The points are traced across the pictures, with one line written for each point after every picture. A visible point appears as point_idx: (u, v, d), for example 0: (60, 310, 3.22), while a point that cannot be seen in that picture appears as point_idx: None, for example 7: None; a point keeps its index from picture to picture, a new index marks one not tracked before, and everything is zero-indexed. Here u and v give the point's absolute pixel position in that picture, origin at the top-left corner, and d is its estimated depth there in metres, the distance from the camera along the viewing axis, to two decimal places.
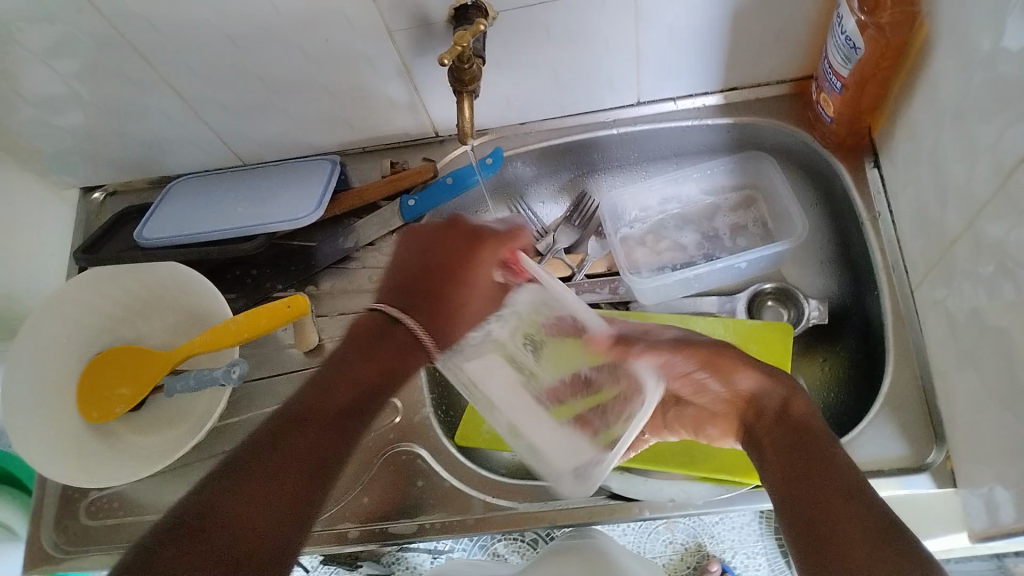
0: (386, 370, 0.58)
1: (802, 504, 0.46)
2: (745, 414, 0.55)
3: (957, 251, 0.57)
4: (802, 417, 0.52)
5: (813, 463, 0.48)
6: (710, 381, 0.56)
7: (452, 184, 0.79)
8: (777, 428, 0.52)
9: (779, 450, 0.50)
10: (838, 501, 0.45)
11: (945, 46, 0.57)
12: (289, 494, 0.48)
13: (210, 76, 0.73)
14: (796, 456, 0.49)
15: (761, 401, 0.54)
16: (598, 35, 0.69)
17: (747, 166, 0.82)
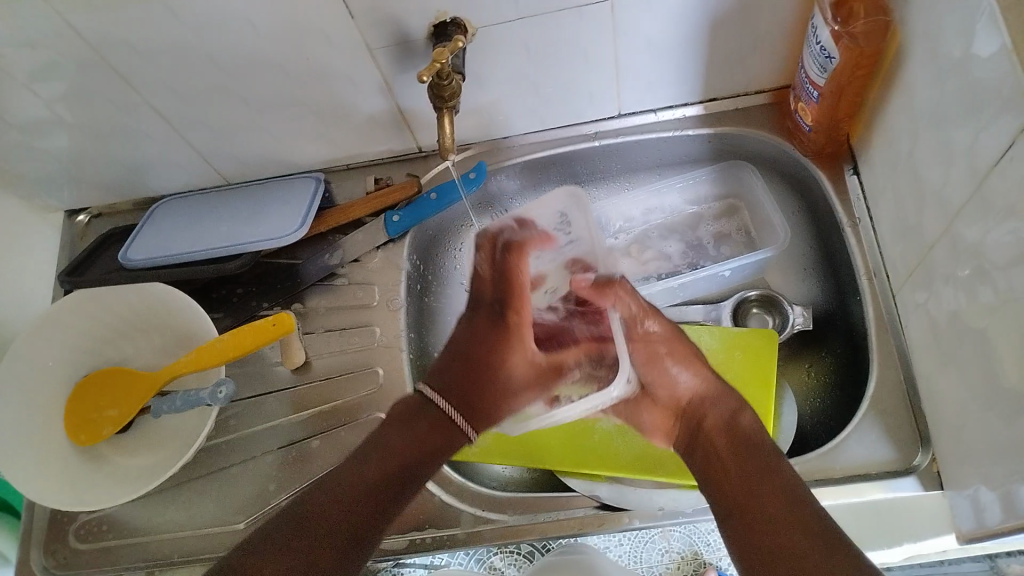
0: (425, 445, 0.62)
1: (757, 522, 0.51)
2: (691, 409, 0.61)
3: (936, 254, 0.58)
4: (747, 429, 0.58)
5: (760, 469, 0.54)
6: (667, 364, 0.62)
7: (437, 199, 0.79)
8: (725, 428, 0.58)
9: (732, 456, 0.56)
10: (781, 506, 0.51)
11: (918, 53, 0.58)
12: (327, 558, 0.54)
13: (192, 96, 0.73)
14: (744, 459, 0.55)
15: (707, 397, 0.61)
16: (577, 49, 0.70)
17: (728, 174, 0.83)
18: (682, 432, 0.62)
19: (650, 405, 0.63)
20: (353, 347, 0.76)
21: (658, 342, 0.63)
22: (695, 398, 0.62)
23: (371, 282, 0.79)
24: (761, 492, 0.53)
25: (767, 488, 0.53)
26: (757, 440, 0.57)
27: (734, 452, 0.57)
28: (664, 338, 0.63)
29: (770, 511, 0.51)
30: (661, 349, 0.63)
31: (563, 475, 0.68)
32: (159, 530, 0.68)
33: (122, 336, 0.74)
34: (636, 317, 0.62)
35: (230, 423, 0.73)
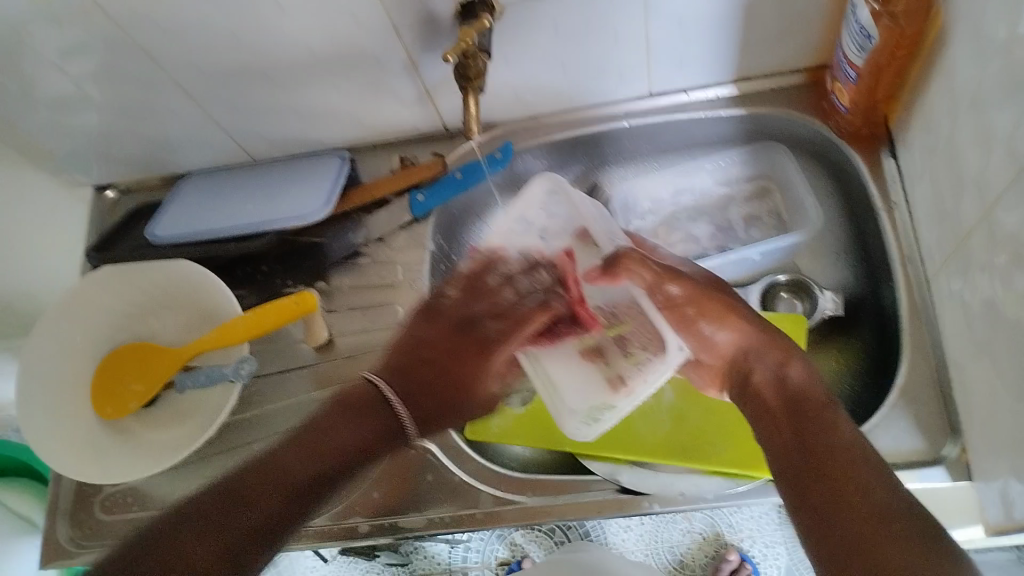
0: (377, 431, 0.61)
1: (808, 471, 0.46)
2: (737, 360, 0.57)
3: (973, 241, 0.56)
4: (799, 381, 0.53)
5: (812, 422, 0.49)
6: (704, 330, 0.60)
7: (462, 178, 0.78)
8: (775, 379, 0.54)
9: (782, 412, 0.51)
10: (847, 467, 0.45)
11: (960, 33, 0.56)
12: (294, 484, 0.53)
13: (219, 75, 0.73)
14: (795, 413, 0.50)
15: (752, 350, 0.57)
16: (607, 28, 0.69)
17: (761, 155, 0.81)
18: (733, 383, 0.57)
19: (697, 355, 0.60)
20: (374, 326, 0.76)
21: (684, 304, 0.62)
22: (738, 350, 0.58)
23: (396, 261, 0.79)
24: (823, 450, 0.47)
25: (828, 445, 0.47)
26: (808, 393, 0.52)
27: (783, 406, 0.52)
28: (690, 298, 0.62)
29: (838, 475, 0.45)
30: (688, 310, 0.61)
31: (583, 458, 0.67)
32: (181, 503, 0.69)
33: (143, 313, 0.75)
34: (654, 283, 0.64)
35: (252, 398, 0.74)
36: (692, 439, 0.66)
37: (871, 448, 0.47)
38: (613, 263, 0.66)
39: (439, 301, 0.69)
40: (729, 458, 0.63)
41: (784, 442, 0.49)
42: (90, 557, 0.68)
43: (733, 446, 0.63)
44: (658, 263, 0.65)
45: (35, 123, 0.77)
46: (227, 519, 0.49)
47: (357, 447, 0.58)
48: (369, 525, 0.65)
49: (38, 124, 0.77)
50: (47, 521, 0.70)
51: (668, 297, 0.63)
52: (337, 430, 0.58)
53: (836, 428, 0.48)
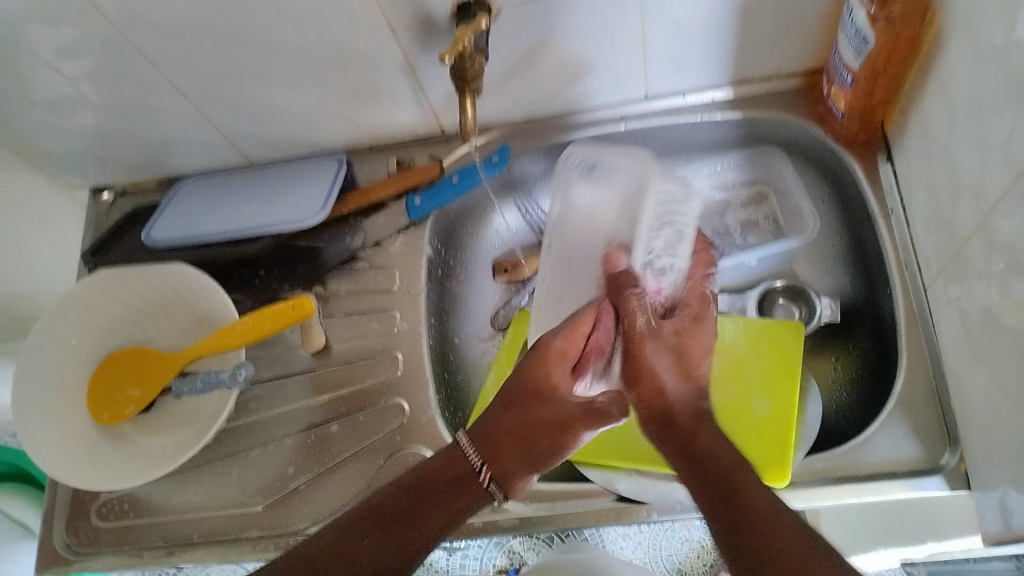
0: (459, 481, 0.58)
1: (732, 523, 0.48)
2: (691, 419, 0.56)
3: (970, 249, 0.56)
4: (711, 450, 0.53)
5: (728, 493, 0.50)
6: (647, 386, 0.58)
7: (458, 181, 0.77)
8: (715, 433, 0.55)
9: (702, 487, 0.52)
10: (768, 531, 0.46)
11: (957, 40, 0.56)
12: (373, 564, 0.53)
13: (213, 76, 0.72)
14: (711, 471, 0.52)
15: (706, 414, 0.56)
16: (603, 31, 0.68)
17: (758, 161, 0.81)
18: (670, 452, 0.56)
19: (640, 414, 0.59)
20: (371, 331, 0.76)
21: (646, 356, 0.58)
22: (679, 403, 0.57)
23: (393, 266, 0.78)
24: (743, 519, 0.48)
25: (746, 511, 0.48)
26: (723, 462, 0.52)
27: (705, 480, 0.52)
28: (653, 339, 0.59)
29: (762, 544, 0.46)
30: (665, 356, 0.58)
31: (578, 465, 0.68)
32: (179, 510, 0.69)
33: (140, 316, 0.74)
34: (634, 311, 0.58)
35: (250, 404, 0.73)
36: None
37: (787, 510, 0.47)
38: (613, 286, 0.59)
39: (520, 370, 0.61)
40: None
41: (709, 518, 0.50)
42: (92, 563, 0.68)
43: None
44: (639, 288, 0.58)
45: (30, 124, 0.77)
46: None
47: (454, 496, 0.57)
48: None
49: (33, 125, 0.77)
50: (44, 528, 0.70)
51: (641, 354, 0.59)
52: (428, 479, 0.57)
53: (751, 492, 0.49)
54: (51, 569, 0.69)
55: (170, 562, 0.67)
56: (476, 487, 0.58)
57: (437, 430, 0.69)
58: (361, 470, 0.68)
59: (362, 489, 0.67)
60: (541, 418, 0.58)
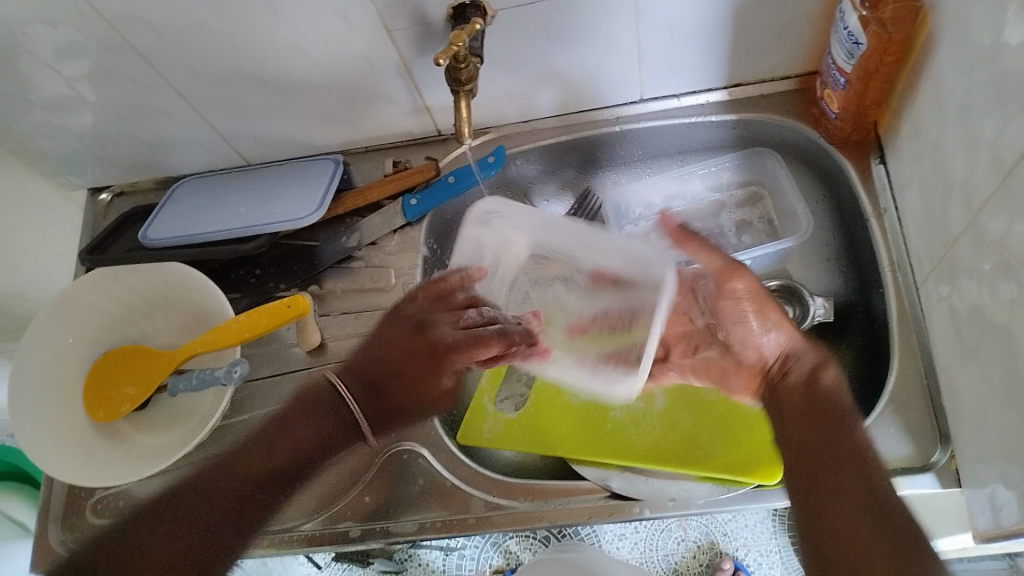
0: (323, 444, 0.64)
1: (819, 488, 0.55)
2: (774, 364, 0.63)
3: (960, 248, 0.57)
4: (828, 386, 0.61)
5: (829, 424, 0.59)
6: (738, 348, 0.64)
7: (454, 182, 0.78)
8: (806, 384, 0.62)
9: (796, 416, 0.60)
10: (845, 471, 0.55)
11: (947, 41, 0.57)
12: (235, 509, 0.59)
13: (211, 77, 0.73)
14: (815, 423, 0.59)
15: (788, 356, 0.63)
16: (598, 33, 0.69)
17: (751, 162, 0.81)
18: (765, 392, 0.64)
19: (730, 364, 0.66)
20: (367, 330, 0.76)
21: (742, 301, 0.62)
22: (783, 353, 0.63)
23: (388, 265, 0.79)
24: (838, 452, 0.56)
25: (833, 456, 0.57)
26: (832, 403, 0.60)
27: (802, 417, 0.60)
28: (754, 297, 0.61)
29: (837, 481, 0.55)
30: (749, 317, 0.62)
31: (574, 464, 0.68)
32: None
33: (135, 315, 0.75)
34: (723, 274, 0.61)
35: (244, 402, 0.74)
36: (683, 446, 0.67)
37: (876, 461, 0.55)
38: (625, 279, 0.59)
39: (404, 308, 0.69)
40: (718, 464, 0.64)
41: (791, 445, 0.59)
42: None
43: (724, 453, 0.64)
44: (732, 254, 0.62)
45: (29, 125, 0.77)
46: (160, 533, 0.56)
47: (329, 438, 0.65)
48: (361, 530, 0.65)
49: (32, 125, 0.77)
50: (38, 525, 0.70)
51: (731, 293, 0.61)
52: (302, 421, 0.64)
53: (840, 441, 0.57)
54: (43, 567, 0.68)
55: None
56: (355, 432, 0.66)
57: (431, 428, 0.70)
58: (354, 467, 0.68)
59: (356, 486, 0.67)
60: (414, 383, 0.68)
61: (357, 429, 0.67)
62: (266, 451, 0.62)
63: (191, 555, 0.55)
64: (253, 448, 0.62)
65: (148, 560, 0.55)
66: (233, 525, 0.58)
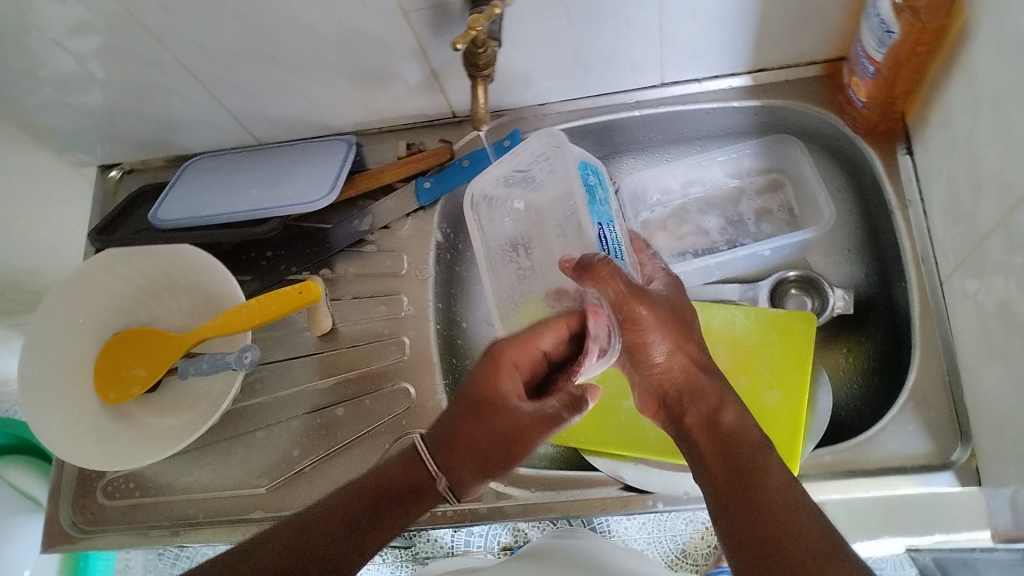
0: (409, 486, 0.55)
1: (739, 507, 0.47)
2: (671, 397, 0.53)
3: (990, 244, 0.55)
4: (733, 426, 0.51)
5: (746, 471, 0.48)
6: (650, 353, 0.54)
7: (468, 166, 0.77)
8: (708, 423, 0.51)
9: (719, 464, 0.49)
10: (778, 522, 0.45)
11: (983, 31, 0.55)
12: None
13: (223, 56, 0.71)
14: (725, 450, 0.50)
15: (689, 386, 0.53)
16: (620, 16, 0.67)
17: (773, 149, 0.80)
18: (670, 416, 0.54)
19: (638, 376, 0.56)
20: (379, 315, 0.75)
21: (644, 330, 0.53)
22: (674, 386, 0.53)
23: (402, 250, 0.78)
24: (765, 495, 0.47)
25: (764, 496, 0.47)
26: (744, 442, 0.50)
27: (721, 457, 0.49)
28: (653, 325, 0.53)
29: (766, 502, 0.46)
30: (652, 335, 0.53)
31: (585, 454, 0.67)
32: (184, 490, 0.69)
33: (146, 295, 0.74)
34: (620, 301, 0.53)
35: (255, 386, 0.73)
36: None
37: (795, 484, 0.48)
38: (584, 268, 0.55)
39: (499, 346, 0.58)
40: None
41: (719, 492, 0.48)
42: (95, 542, 0.68)
43: None
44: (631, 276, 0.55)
45: (37, 102, 0.76)
46: None
47: (407, 485, 0.55)
48: None
49: (41, 101, 0.76)
50: (49, 506, 0.70)
51: (636, 323, 0.53)
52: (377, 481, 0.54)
53: (761, 463, 0.49)
54: (55, 548, 0.69)
55: (175, 541, 0.67)
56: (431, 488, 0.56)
57: None
58: (365, 455, 0.68)
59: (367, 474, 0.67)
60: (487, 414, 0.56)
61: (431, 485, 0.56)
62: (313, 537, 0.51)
63: None
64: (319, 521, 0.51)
65: None
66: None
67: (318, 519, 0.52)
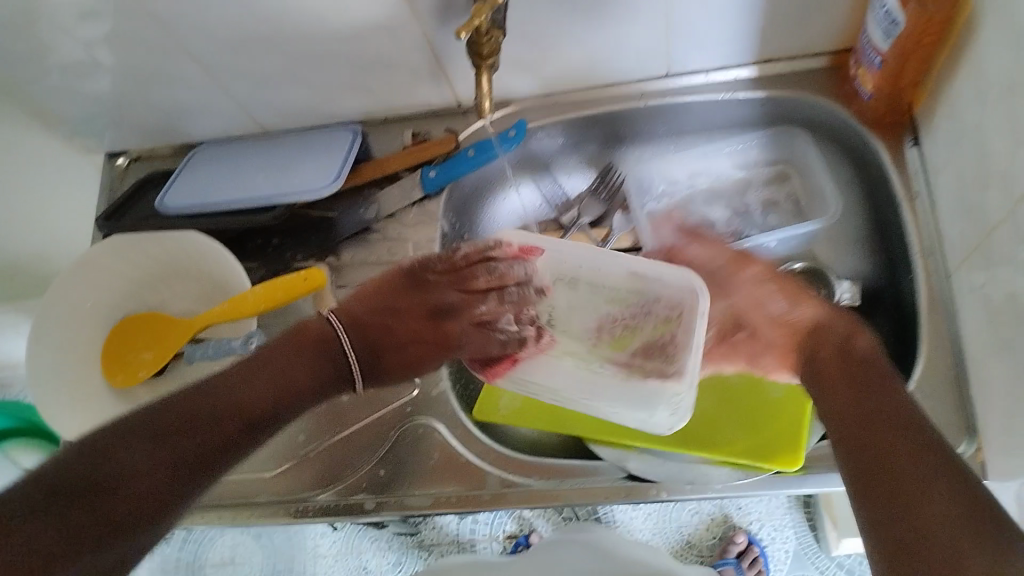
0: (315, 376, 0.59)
1: (865, 454, 0.44)
2: (804, 336, 0.56)
3: (998, 235, 0.55)
4: (863, 352, 0.52)
5: (865, 387, 0.49)
6: (772, 306, 0.58)
7: (474, 155, 0.77)
8: (839, 351, 0.52)
9: (835, 371, 0.51)
10: (886, 431, 0.45)
11: (992, 21, 0.54)
12: (218, 441, 0.49)
13: (229, 44, 0.71)
14: (858, 377, 0.50)
15: (823, 323, 0.55)
16: (625, 6, 0.67)
17: (779, 139, 0.80)
18: (807, 371, 0.54)
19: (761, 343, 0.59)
20: None
21: (774, 296, 0.59)
22: (810, 322, 0.56)
23: (407, 239, 0.78)
24: (879, 420, 0.46)
25: (885, 413, 0.46)
26: (873, 362, 0.51)
27: (839, 369, 0.51)
28: (784, 292, 0.59)
29: (882, 445, 0.44)
30: (769, 283, 0.60)
31: (591, 444, 0.67)
32: None
33: (154, 282, 0.74)
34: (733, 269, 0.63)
35: None
36: (752, 439, 0.63)
37: (935, 434, 0.44)
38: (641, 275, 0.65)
39: (426, 270, 0.67)
40: (738, 446, 0.63)
41: (834, 411, 0.49)
42: None
43: (741, 436, 0.64)
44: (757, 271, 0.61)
45: (46, 88, 0.77)
46: (185, 442, 0.48)
47: (316, 381, 0.58)
48: (375, 502, 0.65)
49: (49, 89, 0.77)
50: None
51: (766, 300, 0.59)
52: (280, 371, 0.57)
53: (891, 408, 0.46)
54: None
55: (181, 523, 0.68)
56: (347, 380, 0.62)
57: (447, 404, 0.69)
58: (369, 442, 0.68)
59: (372, 459, 0.67)
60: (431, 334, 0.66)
61: (348, 371, 0.61)
62: (259, 382, 0.55)
63: (184, 463, 0.47)
64: (278, 358, 0.57)
65: (115, 477, 0.44)
66: (218, 455, 0.49)
67: (237, 381, 0.54)
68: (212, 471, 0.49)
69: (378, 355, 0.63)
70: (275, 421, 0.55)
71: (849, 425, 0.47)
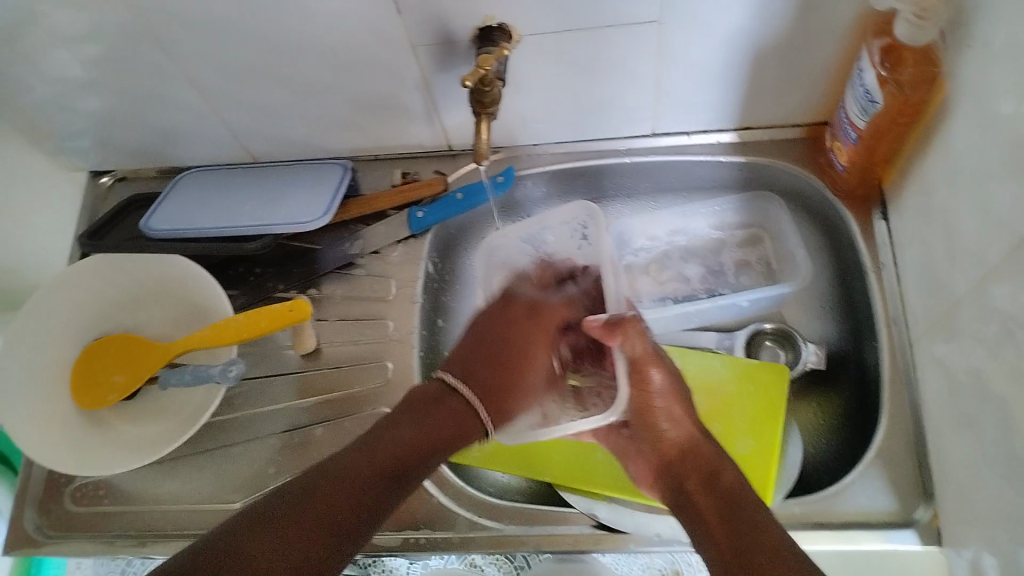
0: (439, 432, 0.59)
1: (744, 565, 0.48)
2: (675, 463, 0.59)
3: (961, 309, 0.58)
4: (728, 485, 0.55)
5: (738, 521, 0.51)
6: (658, 420, 0.61)
7: (462, 199, 0.79)
8: (709, 482, 0.56)
9: (715, 516, 0.53)
10: (762, 543, 0.49)
11: (963, 109, 0.58)
12: (349, 508, 0.51)
13: (228, 73, 0.72)
14: (721, 504, 0.53)
15: (690, 451, 0.59)
16: (622, 65, 0.69)
17: (756, 205, 0.83)
18: (670, 484, 0.58)
19: (644, 446, 0.62)
20: (363, 339, 0.76)
21: (654, 395, 0.61)
22: (678, 453, 0.59)
23: (389, 275, 0.79)
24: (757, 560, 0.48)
25: (756, 542, 0.49)
26: (738, 493, 0.54)
27: (715, 503, 0.54)
28: (664, 392, 0.61)
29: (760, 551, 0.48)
30: (658, 403, 0.61)
31: (561, 490, 0.69)
32: (156, 501, 0.68)
33: (136, 303, 0.74)
34: (638, 361, 0.62)
35: (236, 401, 0.73)
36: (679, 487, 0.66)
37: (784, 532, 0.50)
38: (614, 323, 0.62)
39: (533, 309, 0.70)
40: None
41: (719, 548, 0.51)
42: (59, 547, 0.67)
43: None
44: (654, 343, 0.63)
45: (37, 103, 0.77)
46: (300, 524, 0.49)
47: (437, 433, 0.59)
48: None
49: (37, 103, 0.77)
50: (16, 506, 0.69)
51: (646, 384, 0.61)
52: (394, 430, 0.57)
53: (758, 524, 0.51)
54: (16, 550, 0.68)
55: (141, 552, 0.66)
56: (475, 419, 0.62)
57: None
58: None
59: None
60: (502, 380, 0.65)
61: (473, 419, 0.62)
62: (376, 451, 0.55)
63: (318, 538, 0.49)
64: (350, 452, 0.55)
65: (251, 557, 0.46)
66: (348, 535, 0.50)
67: (349, 457, 0.54)
68: (360, 533, 0.51)
69: (491, 389, 0.64)
70: (392, 487, 0.54)
71: (737, 565, 0.48)
